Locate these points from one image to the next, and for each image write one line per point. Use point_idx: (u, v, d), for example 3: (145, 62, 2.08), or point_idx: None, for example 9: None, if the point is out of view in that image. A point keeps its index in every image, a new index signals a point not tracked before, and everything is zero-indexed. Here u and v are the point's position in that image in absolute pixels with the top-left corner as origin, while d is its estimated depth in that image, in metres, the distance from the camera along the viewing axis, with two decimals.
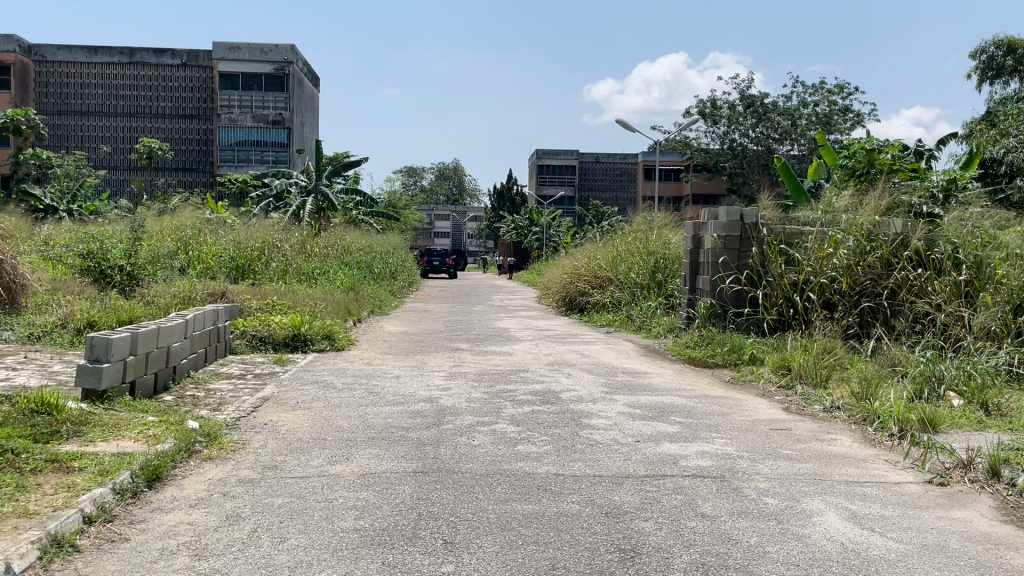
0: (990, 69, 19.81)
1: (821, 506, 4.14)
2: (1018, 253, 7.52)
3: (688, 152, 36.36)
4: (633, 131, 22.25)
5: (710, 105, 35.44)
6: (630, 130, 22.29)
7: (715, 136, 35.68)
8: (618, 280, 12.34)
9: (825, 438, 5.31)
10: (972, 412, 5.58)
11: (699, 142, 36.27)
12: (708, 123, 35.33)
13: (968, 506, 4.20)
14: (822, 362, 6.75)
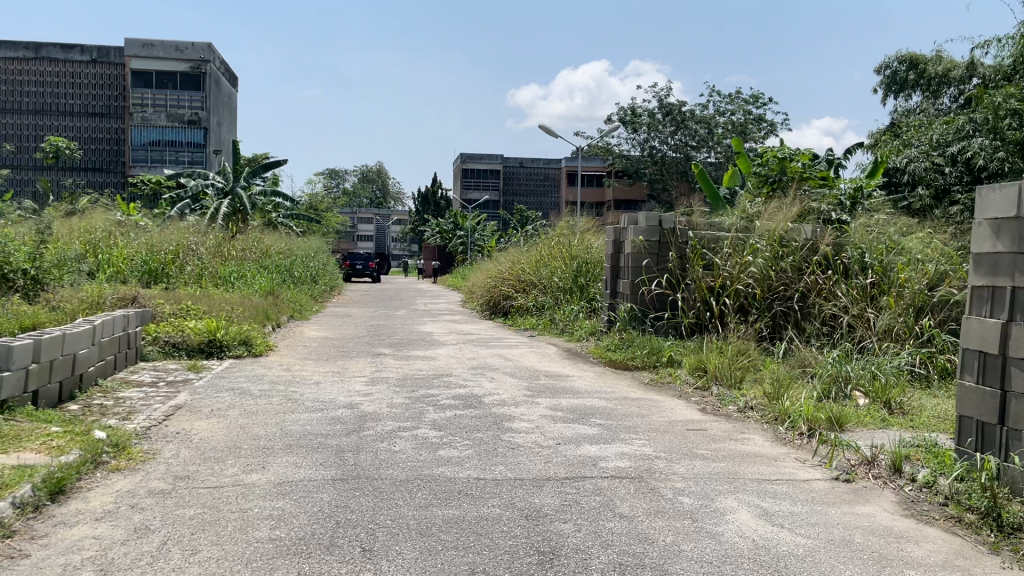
0: (894, 84, 20.68)
1: (733, 504, 4.26)
2: (918, 258, 7.93)
3: (610, 159, 36.87)
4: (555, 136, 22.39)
5: (630, 112, 35.92)
6: (551, 135, 22.42)
7: (636, 143, 36.24)
8: (542, 284, 12.43)
9: (738, 438, 5.46)
10: (876, 411, 5.82)
11: (621, 149, 36.81)
12: (629, 130, 35.87)
13: (872, 501, 4.39)
14: (736, 363, 6.95)
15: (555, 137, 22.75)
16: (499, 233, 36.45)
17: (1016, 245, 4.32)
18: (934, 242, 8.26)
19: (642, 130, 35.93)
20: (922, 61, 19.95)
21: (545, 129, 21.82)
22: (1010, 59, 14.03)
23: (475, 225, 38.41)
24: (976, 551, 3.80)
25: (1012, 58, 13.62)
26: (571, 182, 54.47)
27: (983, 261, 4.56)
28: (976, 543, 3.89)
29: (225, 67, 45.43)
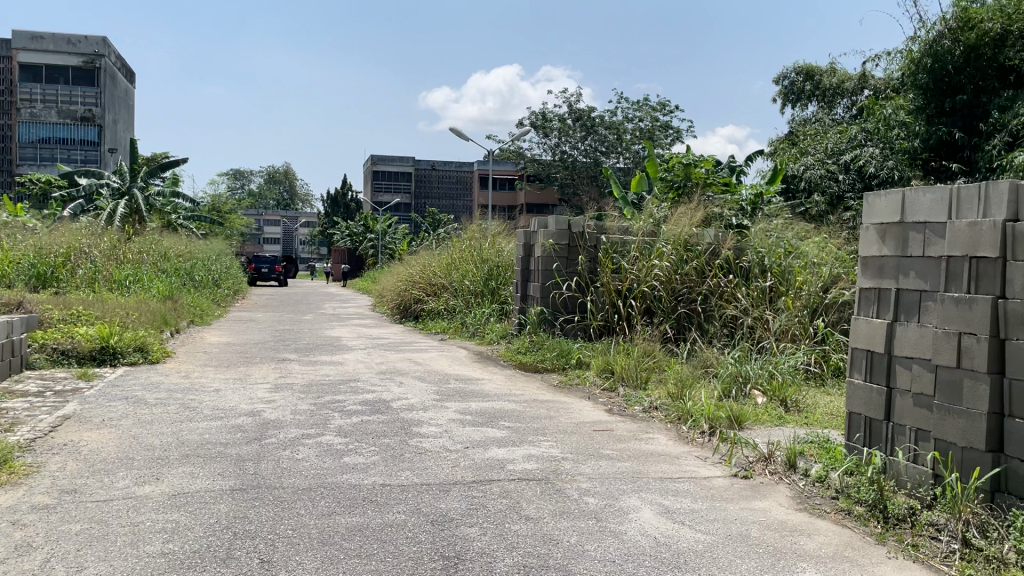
0: (791, 94, 21.57)
1: (637, 503, 4.33)
2: (814, 262, 8.25)
3: (521, 162, 37.22)
4: (466, 139, 22.36)
5: (541, 117, 36.26)
6: (462, 138, 22.37)
7: (547, 147, 36.62)
8: (452, 287, 12.41)
9: (643, 438, 5.56)
10: (773, 409, 6.04)
11: (532, 153, 37.12)
12: (540, 134, 36.26)
13: (768, 496, 4.54)
14: (642, 364, 7.09)
15: (466, 140, 22.72)
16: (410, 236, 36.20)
17: (899, 248, 4.57)
18: (829, 247, 8.62)
19: (553, 134, 36.33)
20: (817, 73, 20.90)
21: (455, 132, 21.72)
22: (897, 72, 14.89)
23: (387, 226, 38.01)
24: (865, 542, 3.98)
25: (900, 72, 14.54)
26: (483, 185, 54.55)
27: (870, 263, 4.82)
28: (864, 534, 4.08)
29: (121, 62, 43.77)
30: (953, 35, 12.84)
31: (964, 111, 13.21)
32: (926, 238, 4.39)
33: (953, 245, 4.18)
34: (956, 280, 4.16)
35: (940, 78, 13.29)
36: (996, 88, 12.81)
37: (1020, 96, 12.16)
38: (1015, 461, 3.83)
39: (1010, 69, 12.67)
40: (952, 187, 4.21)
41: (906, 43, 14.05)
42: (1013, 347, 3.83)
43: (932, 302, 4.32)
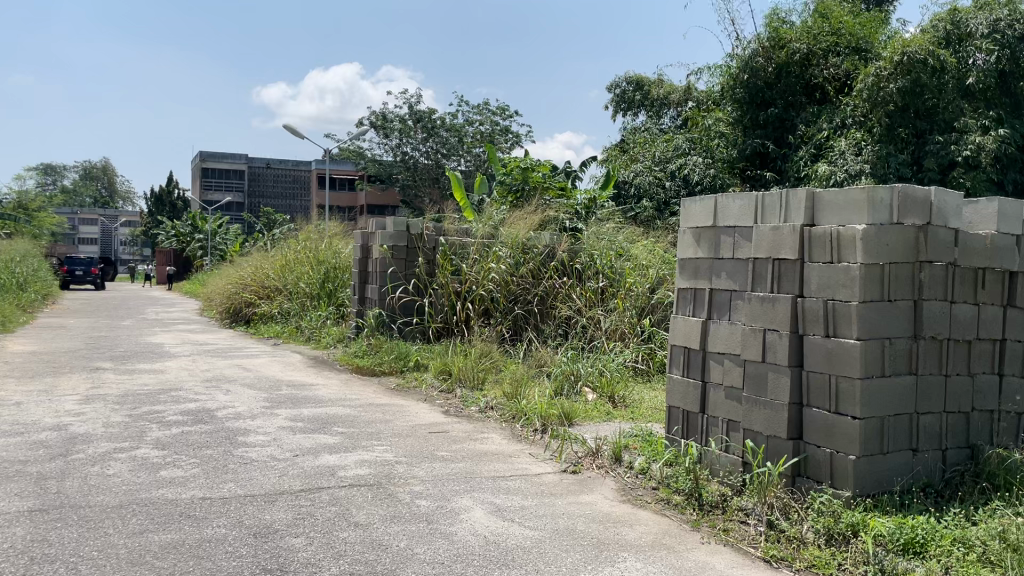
0: (622, 103, 22.39)
1: (468, 503, 4.36)
2: (643, 265, 8.66)
3: (362, 162, 36.57)
4: (300, 136, 21.69)
5: (381, 117, 35.77)
6: (297, 135, 21.67)
7: (388, 148, 36.13)
8: (287, 290, 12.06)
9: (477, 438, 5.62)
10: (602, 405, 6.28)
11: (373, 153, 36.60)
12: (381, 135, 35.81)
13: (595, 490, 4.71)
14: (479, 365, 7.16)
15: (301, 138, 22.06)
16: (244, 236, 34.69)
17: (712, 251, 4.87)
18: (656, 250, 9.06)
19: (394, 135, 35.94)
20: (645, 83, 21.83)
21: (288, 126, 20.96)
22: (716, 87, 15.77)
23: (218, 226, 36.25)
24: (682, 529, 4.19)
25: (719, 88, 15.37)
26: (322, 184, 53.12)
27: (687, 265, 5.10)
28: (681, 522, 4.29)
29: None
30: (768, 53, 13.62)
31: (775, 125, 14.04)
32: (735, 241, 4.70)
33: (758, 248, 4.50)
34: (762, 280, 4.49)
35: (756, 93, 14.01)
36: (802, 103, 13.80)
37: (823, 111, 13.15)
38: (812, 447, 4.19)
39: (815, 87, 13.77)
40: (757, 194, 4.54)
41: (725, 59, 14.87)
42: (810, 342, 4.18)
43: (741, 301, 4.64)
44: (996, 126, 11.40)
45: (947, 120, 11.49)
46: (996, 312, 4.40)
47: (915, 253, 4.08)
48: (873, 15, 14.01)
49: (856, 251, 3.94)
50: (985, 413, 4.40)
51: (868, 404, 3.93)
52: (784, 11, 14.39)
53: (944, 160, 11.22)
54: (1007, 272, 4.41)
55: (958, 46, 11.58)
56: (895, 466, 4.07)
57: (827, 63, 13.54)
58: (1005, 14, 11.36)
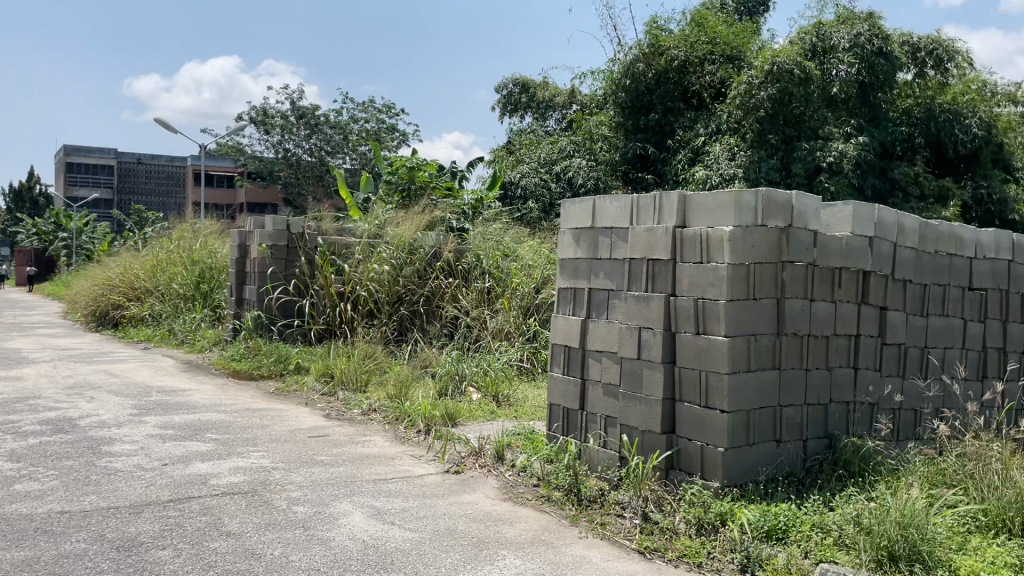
0: (509, 104, 21.01)
1: (348, 507, 4.29)
2: (528, 265, 8.77)
3: (240, 160, 33.46)
4: (173, 131, 20.61)
5: (260, 112, 32.66)
6: (170, 130, 20.60)
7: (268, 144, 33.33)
8: (159, 292, 11.54)
9: (358, 441, 5.53)
10: (486, 404, 6.34)
11: (253, 150, 33.73)
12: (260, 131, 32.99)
13: (477, 489, 4.72)
14: (362, 366, 7.06)
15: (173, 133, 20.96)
16: (112, 236, 32.83)
17: (591, 251, 4.98)
18: (541, 251, 9.18)
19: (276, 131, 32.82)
20: (532, 85, 20.47)
21: (158, 121, 19.96)
22: (600, 90, 16.05)
23: (83, 225, 34.17)
24: (561, 525, 4.25)
25: (603, 92, 15.61)
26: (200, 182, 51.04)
27: (566, 265, 5.20)
28: (560, 517, 4.35)
29: None
30: (648, 59, 14.02)
31: (655, 129, 14.54)
32: (612, 241, 4.82)
33: (633, 249, 4.64)
34: (637, 280, 4.62)
35: (637, 98, 14.44)
36: (680, 109, 14.30)
37: (699, 117, 13.73)
38: (685, 441, 4.35)
39: (692, 93, 14.26)
40: (633, 197, 4.67)
41: (607, 64, 15.17)
42: (681, 340, 4.34)
43: (617, 300, 4.77)
44: (856, 135, 12.12)
45: (812, 128, 12.16)
46: (851, 309, 4.68)
47: (778, 254, 4.30)
48: (746, 26, 14.62)
49: (724, 251, 4.11)
50: (841, 404, 4.67)
51: (736, 397, 4.10)
52: (663, 20, 14.83)
53: (811, 166, 11.82)
54: (861, 271, 4.70)
55: (822, 58, 12.20)
56: (760, 457, 4.27)
57: (704, 70, 14.07)
58: (865, 28, 12.07)
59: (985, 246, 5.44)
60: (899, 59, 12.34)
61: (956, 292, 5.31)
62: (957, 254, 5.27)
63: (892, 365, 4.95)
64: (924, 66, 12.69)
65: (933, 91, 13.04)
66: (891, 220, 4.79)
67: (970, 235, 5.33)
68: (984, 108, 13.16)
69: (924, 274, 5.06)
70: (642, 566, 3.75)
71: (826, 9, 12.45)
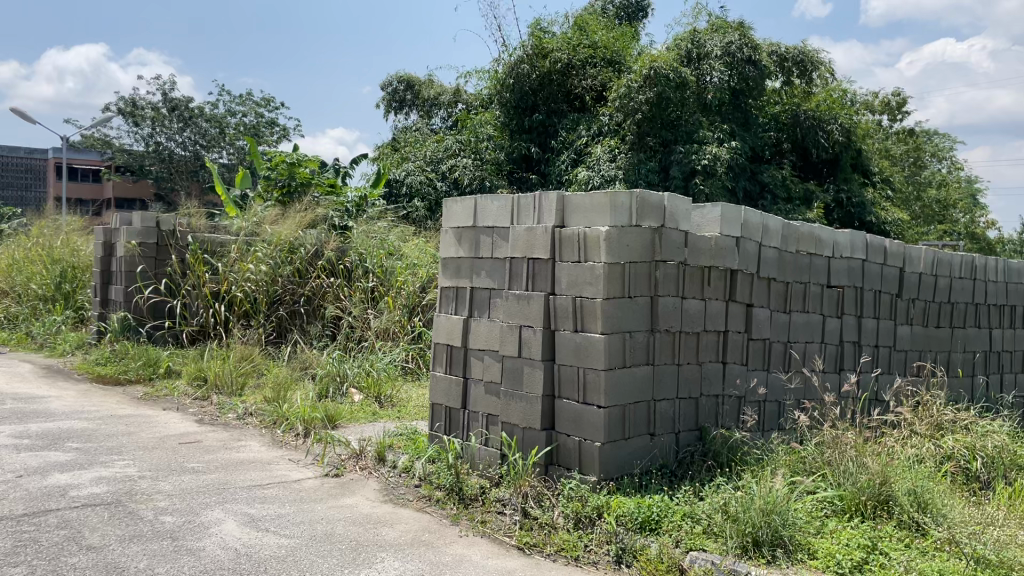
0: (394, 101, 20.76)
1: (219, 515, 4.14)
2: (413, 263, 8.70)
3: (108, 152, 31.66)
4: (31, 120, 19.21)
5: (129, 102, 30.81)
6: (27, 119, 19.19)
7: (136, 137, 31.27)
8: (14, 292, 10.79)
9: (233, 446, 5.35)
10: (369, 405, 6.28)
11: (122, 142, 31.93)
12: (128, 123, 30.97)
13: (357, 492, 4.65)
14: (238, 369, 6.84)
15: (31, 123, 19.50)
16: None
17: (473, 250, 5.00)
18: (426, 249, 9.16)
19: (146, 124, 30.93)
20: (417, 82, 20.34)
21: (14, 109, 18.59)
22: (485, 90, 16.10)
23: None
24: (441, 524, 4.23)
25: (488, 91, 15.66)
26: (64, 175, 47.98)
27: (449, 264, 5.20)
28: (441, 517, 4.33)
29: None
30: (531, 61, 14.18)
31: (539, 130, 14.73)
32: (493, 241, 4.85)
33: (514, 248, 4.68)
34: (518, 279, 4.67)
35: (522, 98, 14.56)
36: (564, 110, 14.57)
37: (582, 119, 13.95)
38: (563, 437, 4.42)
39: (575, 95, 14.55)
40: (513, 196, 4.71)
41: (492, 64, 15.24)
42: (560, 337, 4.42)
43: (498, 299, 4.80)
44: (728, 139, 12.62)
45: (688, 132, 12.60)
46: (720, 306, 4.88)
47: (651, 253, 4.43)
48: (626, 31, 15.04)
49: (600, 251, 4.21)
50: (710, 398, 4.87)
51: (612, 393, 4.21)
52: (546, 22, 15.05)
53: (686, 168, 12.26)
54: (729, 270, 4.91)
55: (697, 64, 12.73)
56: (635, 450, 4.40)
57: (585, 74, 14.36)
58: (736, 37, 12.65)
59: (842, 246, 5.78)
60: (767, 67, 12.93)
61: (815, 289, 5.62)
62: (816, 254, 5.58)
63: (758, 359, 5.20)
64: (791, 74, 13.60)
65: (799, 99, 13.80)
66: (756, 221, 5.03)
67: (829, 236, 5.65)
68: (845, 115, 13.97)
69: (787, 272, 5.34)
70: (521, 562, 3.79)
71: (699, 17, 12.96)
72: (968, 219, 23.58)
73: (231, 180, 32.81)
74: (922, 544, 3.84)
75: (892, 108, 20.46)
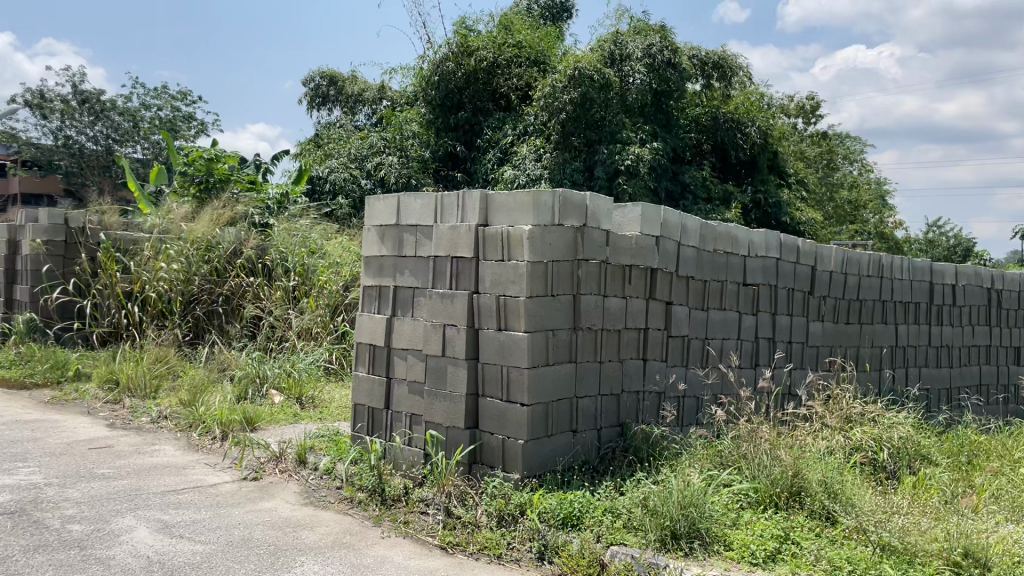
0: (317, 96, 20.39)
1: (131, 522, 4.00)
2: (336, 262, 8.56)
3: (13, 146, 30.16)
4: None
5: (36, 94, 29.41)
6: None
7: (43, 130, 29.87)
8: None
9: (146, 451, 5.17)
10: (289, 407, 6.19)
11: (28, 135, 30.46)
12: (35, 115, 29.56)
13: (276, 495, 4.56)
14: (152, 371, 6.63)
15: None
16: None
17: (396, 249, 4.95)
18: (349, 248, 9.05)
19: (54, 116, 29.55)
20: (341, 78, 20.05)
21: None
22: (410, 87, 15.98)
23: None
24: (363, 526, 4.18)
25: (413, 88, 15.55)
26: None
27: (372, 262, 5.14)
28: (363, 519, 4.28)
29: None
30: (456, 59, 14.14)
31: (465, 128, 14.71)
32: (416, 239, 4.82)
33: (438, 246, 4.66)
34: (441, 278, 4.65)
35: (447, 96, 14.51)
36: (489, 109, 14.60)
37: (507, 118, 13.96)
38: (487, 435, 4.43)
39: (500, 94, 14.59)
40: (437, 194, 4.69)
41: (417, 61, 15.14)
42: (483, 336, 4.42)
43: (422, 298, 4.77)
44: (650, 139, 12.85)
45: (611, 132, 12.76)
46: (641, 304, 4.97)
47: (574, 252, 4.48)
48: (551, 31, 15.15)
49: (523, 250, 4.22)
50: (631, 393, 4.96)
51: (535, 391, 4.24)
52: (471, 20, 15.02)
53: (610, 169, 12.40)
54: (649, 268, 5.00)
55: (620, 65, 12.90)
56: (557, 447, 4.44)
57: (511, 73, 14.40)
58: (657, 39, 12.87)
59: (757, 246, 5.95)
60: (687, 70, 13.21)
61: (732, 287, 5.77)
62: (732, 253, 5.73)
63: (677, 355, 5.31)
64: (711, 77, 13.92)
65: (718, 101, 14.14)
66: (675, 221, 5.13)
67: (745, 236, 5.82)
68: (762, 117, 14.39)
69: (704, 271, 5.47)
70: (444, 562, 3.77)
71: (622, 19, 13.15)
72: (877, 219, 24.59)
73: (146, 175, 31.66)
74: (832, 533, 3.98)
75: (806, 111, 21.18)
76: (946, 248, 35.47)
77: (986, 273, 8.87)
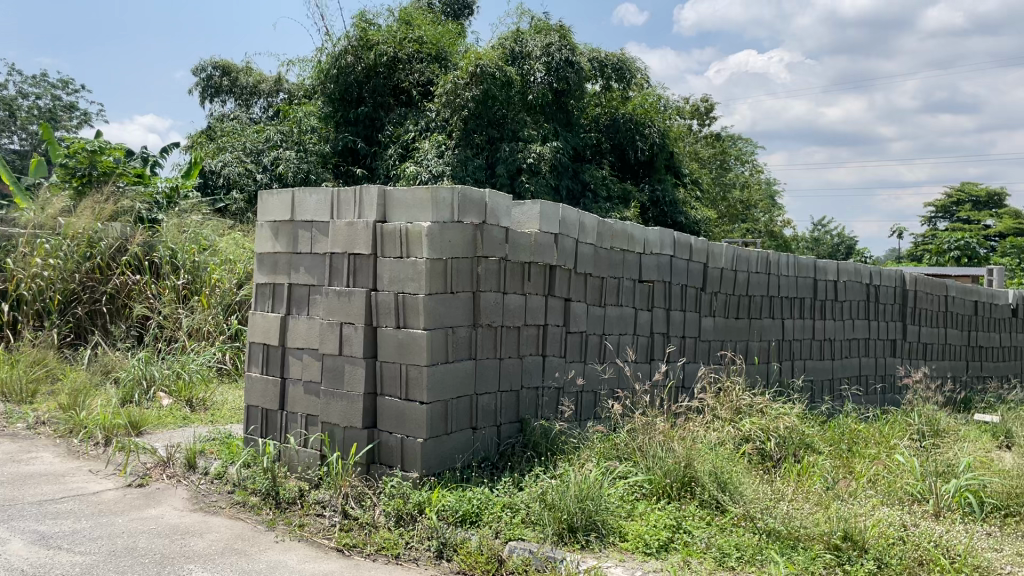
0: (209, 87, 19.62)
1: (3, 535, 3.76)
2: (228, 260, 8.29)
3: None
4: None
5: None
6: None
7: None
8: None
9: (20, 459, 4.87)
10: (178, 410, 5.97)
11: None
12: None
13: (163, 502, 4.37)
14: (29, 375, 6.26)
15: None
16: None
17: (290, 246, 4.83)
18: (242, 245, 8.79)
19: None
20: (235, 69, 19.37)
21: None
22: (308, 79, 15.60)
23: None
24: (255, 531, 4.06)
25: (311, 82, 15.19)
26: None
27: (265, 260, 5.00)
28: (256, 523, 4.15)
29: None
30: (355, 52, 13.87)
31: (365, 123, 14.48)
32: (312, 235, 4.71)
33: (335, 243, 4.57)
34: (338, 275, 4.57)
35: (346, 90, 14.25)
36: (390, 104, 14.40)
37: (409, 114, 13.82)
38: (386, 435, 4.38)
39: (401, 89, 14.43)
40: (333, 190, 4.60)
41: (316, 53, 14.80)
42: (382, 334, 4.37)
43: (318, 296, 4.67)
44: (551, 138, 12.99)
45: (513, 130, 12.82)
46: (540, 300, 5.02)
47: (473, 249, 4.48)
48: (452, 28, 15.09)
49: (422, 246, 4.19)
50: (530, 389, 5.00)
51: (434, 388, 4.21)
52: (371, 14, 14.79)
53: (512, 166, 12.44)
54: (547, 266, 5.05)
55: (520, 63, 12.97)
56: (456, 445, 4.42)
57: (412, 68, 14.25)
58: (557, 38, 12.99)
59: (652, 243, 6.10)
60: (585, 70, 13.36)
61: (628, 284, 5.89)
62: (629, 250, 5.85)
63: (575, 351, 5.39)
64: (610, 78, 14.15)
65: (617, 103, 14.42)
66: (573, 219, 5.20)
67: (641, 234, 5.95)
68: (659, 119, 14.77)
69: (602, 268, 5.57)
70: (339, 564, 3.70)
71: (523, 18, 13.21)
72: (766, 218, 25.62)
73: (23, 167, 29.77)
74: (721, 521, 4.12)
75: (701, 113, 21.86)
76: (830, 248, 37.34)
77: (865, 270, 9.38)
